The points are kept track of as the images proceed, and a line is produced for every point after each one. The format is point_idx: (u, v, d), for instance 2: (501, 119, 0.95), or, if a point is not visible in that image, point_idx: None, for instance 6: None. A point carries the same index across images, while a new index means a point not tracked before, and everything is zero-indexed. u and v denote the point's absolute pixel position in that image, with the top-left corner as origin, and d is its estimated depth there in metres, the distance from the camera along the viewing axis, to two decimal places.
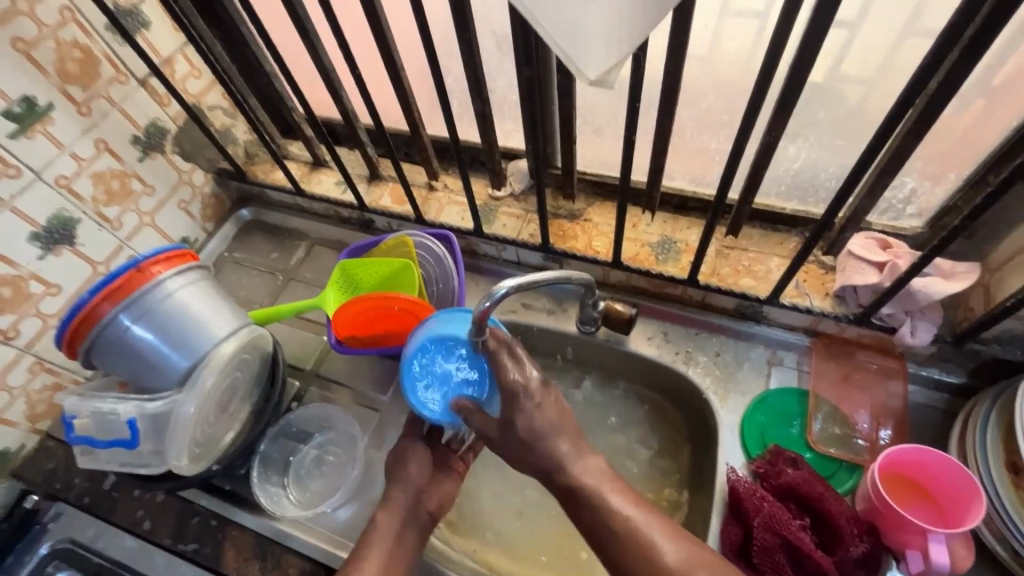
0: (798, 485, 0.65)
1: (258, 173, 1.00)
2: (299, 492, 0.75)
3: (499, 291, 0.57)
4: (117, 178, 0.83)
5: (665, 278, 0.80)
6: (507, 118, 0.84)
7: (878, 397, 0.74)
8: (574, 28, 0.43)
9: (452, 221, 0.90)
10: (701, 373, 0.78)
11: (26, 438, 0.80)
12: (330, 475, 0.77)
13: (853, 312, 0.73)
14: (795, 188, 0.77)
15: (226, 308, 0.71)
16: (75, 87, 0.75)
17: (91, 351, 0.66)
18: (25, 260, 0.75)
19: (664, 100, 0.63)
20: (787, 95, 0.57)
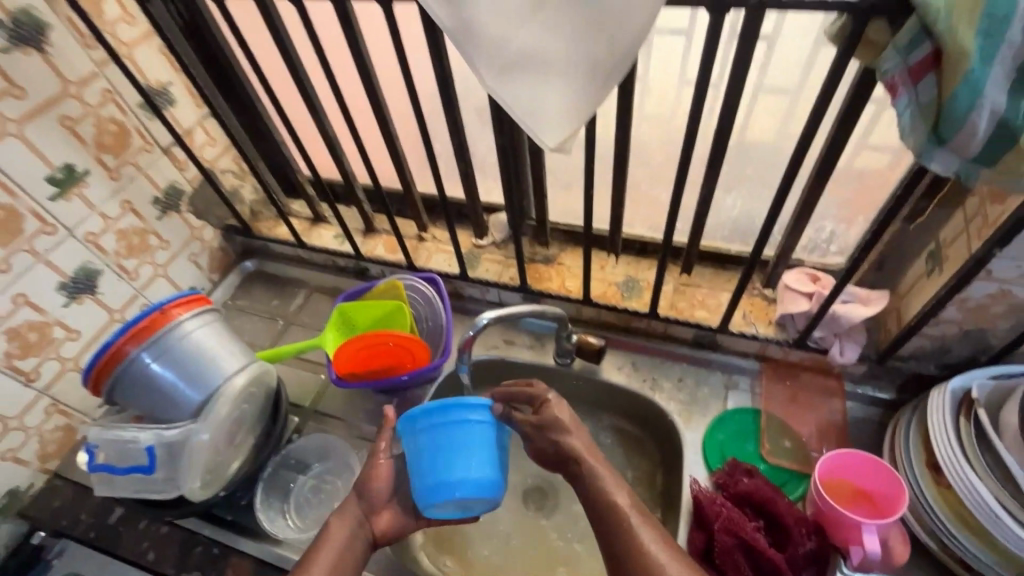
0: (752, 492, 0.73)
1: (262, 227, 1.11)
2: (298, 518, 0.80)
3: (480, 321, 0.71)
4: (137, 234, 0.93)
5: (630, 312, 0.90)
6: (488, 177, 0.97)
7: (823, 413, 0.83)
8: (535, 109, 0.54)
9: (440, 267, 1.00)
10: (667, 397, 0.87)
11: (35, 477, 0.85)
12: (329, 501, 0.82)
13: (792, 336, 0.83)
14: (736, 233, 0.89)
15: (236, 347, 0.79)
16: (108, 155, 0.86)
17: (113, 388, 0.73)
18: (52, 308, 0.82)
19: (618, 162, 0.76)
20: (715, 156, 0.70)
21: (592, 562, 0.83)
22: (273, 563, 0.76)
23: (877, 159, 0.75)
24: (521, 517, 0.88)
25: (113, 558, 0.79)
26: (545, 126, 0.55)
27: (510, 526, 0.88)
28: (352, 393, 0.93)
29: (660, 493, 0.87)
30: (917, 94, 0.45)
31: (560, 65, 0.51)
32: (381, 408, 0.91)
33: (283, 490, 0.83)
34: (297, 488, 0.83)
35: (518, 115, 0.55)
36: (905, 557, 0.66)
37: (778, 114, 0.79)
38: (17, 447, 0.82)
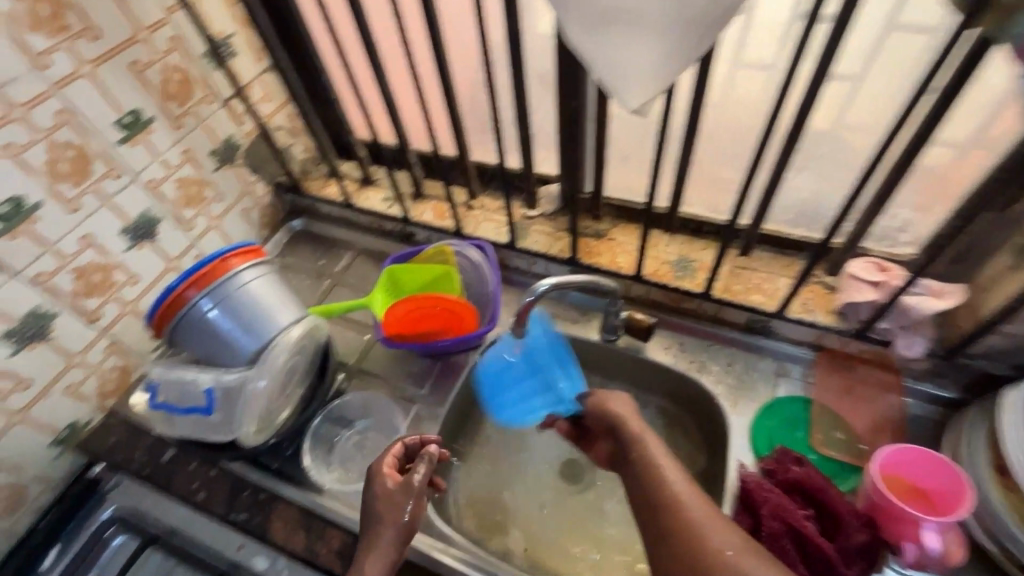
0: (802, 480, 0.71)
1: (312, 187, 1.11)
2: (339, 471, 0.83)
3: (540, 288, 0.71)
4: (195, 185, 0.94)
5: (683, 291, 0.88)
6: (543, 146, 0.95)
7: (878, 408, 0.80)
8: (618, 67, 0.54)
9: (488, 235, 0.99)
10: (715, 380, 0.85)
11: (93, 413, 0.88)
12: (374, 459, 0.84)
13: (854, 326, 0.80)
14: (802, 218, 0.85)
15: (290, 299, 0.80)
16: (173, 104, 0.86)
17: (174, 331, 0.75)
18: (115, 251, 0.84)
19: (688, 132, 0.72)
20: (793, 131, 0.66)
21: (629, 539, 0.83)
22: (315, 512, 0.77)
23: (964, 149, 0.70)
24: (557, 490, 0.88)
25: (164, 495, 0.82)
26: (629, 88, 0.55)
27: (546, 498, 0.88)
28: (396, 355, 0.94)
29: (699, 476, 0.86)
30: None
31: (650, 22, 0.50)
32: (425, 371, 0.91)
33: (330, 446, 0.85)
34: (343, 445, 0.86)
35: (599, 72, 0.54)
36: (962, 558, 0.63)
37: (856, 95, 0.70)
38: (79, 382, 0.85)
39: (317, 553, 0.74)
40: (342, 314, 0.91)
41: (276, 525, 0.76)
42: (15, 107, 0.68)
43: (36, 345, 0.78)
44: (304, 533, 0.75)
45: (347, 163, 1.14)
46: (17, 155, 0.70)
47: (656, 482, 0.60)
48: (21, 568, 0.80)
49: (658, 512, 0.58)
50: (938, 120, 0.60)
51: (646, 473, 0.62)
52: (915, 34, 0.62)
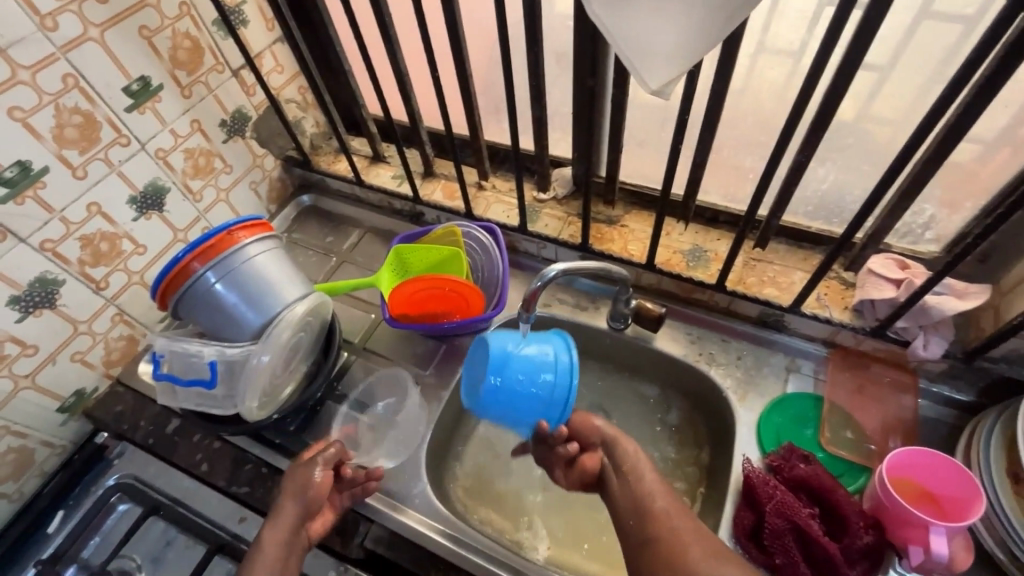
0: (808, 478, 0.70)
1: (322, 162, 1.10)
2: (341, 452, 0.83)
3: (549, 273, 0.69)
4: (204, 156, 0.93)
5: (694, 282, 0.86)
6: (557, 128, 0.92)
7: (890, 408, 0.79)
8: (642, 44, 0.51)
9: (498, 217, 0.97)
10: (723, 373, 0.84)
11: (99, 381, 0.88)
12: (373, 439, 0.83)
13: (870, 324, 0.78)
14: (821, 210, 0.82)
15: (296, 276, 0.79)
16: (181, 72, 0.85)
17: (179, 303, 0.74)
18: (122, 220, 0.84)
19: (709, 116, 0.69)
20: (820, 119, 0.63)
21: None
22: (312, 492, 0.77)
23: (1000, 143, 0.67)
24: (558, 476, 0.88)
25: (169, 465, 0.83)
26: (650, 67, 0.53)
27: (547, 484, 0.87)
28: (401, 335, 0.93)
29: (702, 468, 0.85)
30: None
31: None
32: (430, 352, 0.91)
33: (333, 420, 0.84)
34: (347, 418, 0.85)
35: (621, 49, 0.52)
36: (968, 564, 0.62)
37: (889, 83, 0.67)
38: (86, 350, 0.85)
39: None
40: (349, 292, 0.90)
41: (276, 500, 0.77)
42: (21, 70, 0.67)
43: (43, 312, 0.77)
44: None
45: (357, 139, 1.13)
46: (24, 119, 0.69)
47: (643, 495, 0.64)
48: (28, 530, 0.81)
49: (646, 525, 0.61)
50: (975, 111, 0.57)
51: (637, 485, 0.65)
52: (941, 22, 0.60)
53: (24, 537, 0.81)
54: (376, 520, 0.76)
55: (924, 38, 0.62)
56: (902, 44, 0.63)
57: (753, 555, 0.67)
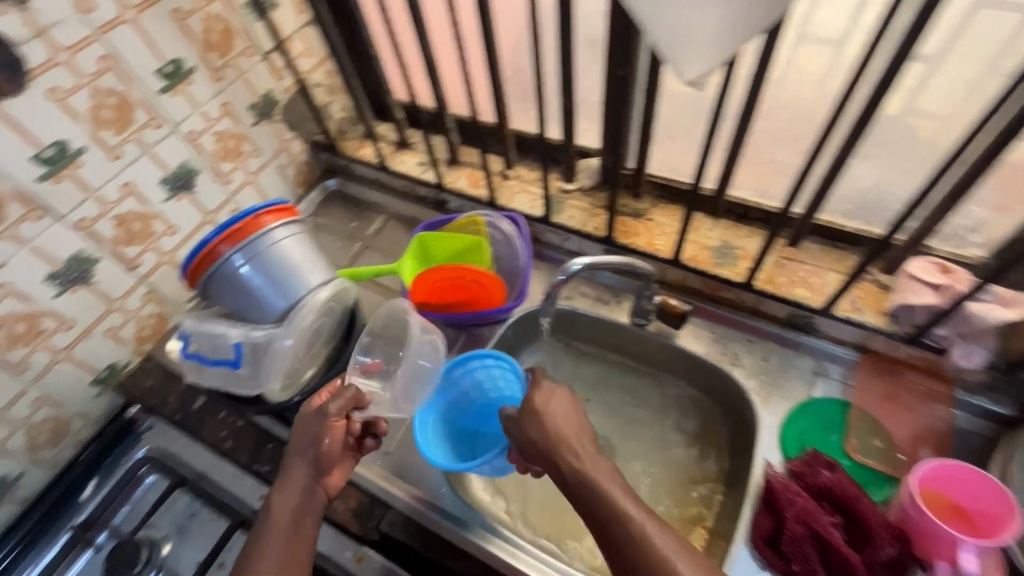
0: (832, 485, 0.68)
1: (348, 147, 1.10)
2: None
3: (572, 267, 0.68)
4: (233, 138, 0.94)
5: (721, 280, 0.83)
6: (585, 117, 0.90)
7: (923, 418, 0.76)
8: (678, 34, 0.49)
9: (522, 207, 0.96)
10: (747, 375, 0.82)
11: (131, 357, 0.91)
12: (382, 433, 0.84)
13: (907, 331, 0.75)
14: (859, 209, 0.79)
15: (320, 261, 0.80)
16: (213, 54, 0.86)
17: (206, 284, 0.75)
18: (155, 200, 0.85)
19: (745, 108, 0.66)
20: (863, 114, 0.60)
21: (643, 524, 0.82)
22: None
23: None
24: None
25: (195, 441, 0.86)
26: (686, 57, 0.51)
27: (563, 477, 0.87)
28: None
29: (720, 469, 0.84)
30: None
31: None
32: (450, 341, 0.91)
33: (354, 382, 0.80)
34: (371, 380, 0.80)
35: (658, 38, 0.50)
36: None
37: (938, 76, 0.63)
38: (119, 326, 0.88)
39: (335, 510, 0.76)
40: (371, 278, 0.90)
41: None
42: (60, 51, 0.68)
43: (79, 288, 0.80)
44: None
45: (384, 124, 1.12)
46: (62, 100, 0.70)
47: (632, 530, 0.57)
48: (63, 496, 0.85)
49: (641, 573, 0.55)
50: None
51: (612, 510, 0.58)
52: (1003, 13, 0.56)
53: (59, 503, 0.84)
54: (392, 504, 0.77)
55: (981, 31, 0.58)
56: (957, 35, 0.60)
57: (772, 562, 0.66)
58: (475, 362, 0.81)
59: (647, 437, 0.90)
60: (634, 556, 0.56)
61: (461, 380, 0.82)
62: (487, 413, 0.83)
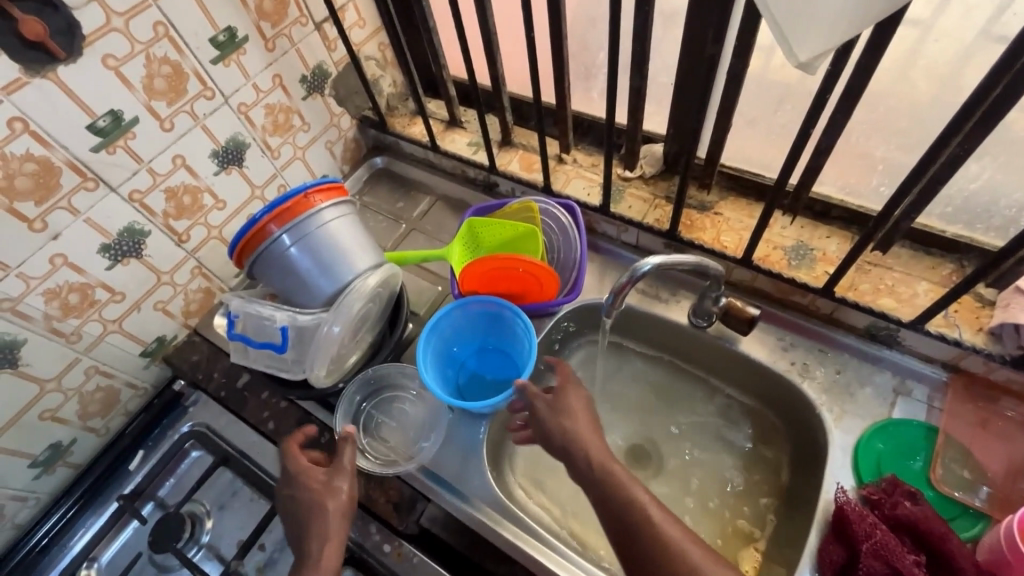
0: (914, 519, 0.62)
1: (397, 124, 1.06)
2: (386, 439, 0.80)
3: (641, 267, 0.62)
4: (283, 112, 0.91)
5: (796, 284, 0.76)
6: (653, 100, 0.83)
7: (1019, 449, 0.68)
8: (796, 7, 0.42)
9: (578, 194, 0.91)
10: (818, 389, 0.75)
11: (179, 330, 0.91)
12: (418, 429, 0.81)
13: (1010, 353, 0.67)
14: (964, 212, 0.70)
15: (367, 245, 0.77)
16: (266, 23, 0.82)
17: (254, 265, 0.74)
18: (205, 173, 0.84)
19: (848, 94, 0.59)
20: (996, 106, 0.52)
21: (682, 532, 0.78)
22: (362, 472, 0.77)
23: None
24: None
25: (239, 418, 0.86)
26: (799, 38, 0.44)
27: None
28: None
29: (780, 484, 0.78)
30: None
31: None
32: None
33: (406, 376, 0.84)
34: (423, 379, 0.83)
35: (773, 13, 0.43)
36: None
37: None
38: (168, 300, 0.87)
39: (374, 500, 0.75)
40: (417, 263, 0.87)
41: None
42: (115, 16, 0.66)
43: (130, 261, 0.80)
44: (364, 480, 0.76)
45: (434, 101, 1.08)
46: (117, 68, 0.69)
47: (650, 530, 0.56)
48: (112, 464, 0.86)
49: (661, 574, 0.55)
50: None
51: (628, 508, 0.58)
52: None
53: (109, 470, 0.86)
54: (434, 499, 0.75)
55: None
56: None
57: None
58: (474, 303, 0.81)
59: (699, 445, 0.85)
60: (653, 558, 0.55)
61: (463, 320, 0.83)
62: (488, 345, 0.86)
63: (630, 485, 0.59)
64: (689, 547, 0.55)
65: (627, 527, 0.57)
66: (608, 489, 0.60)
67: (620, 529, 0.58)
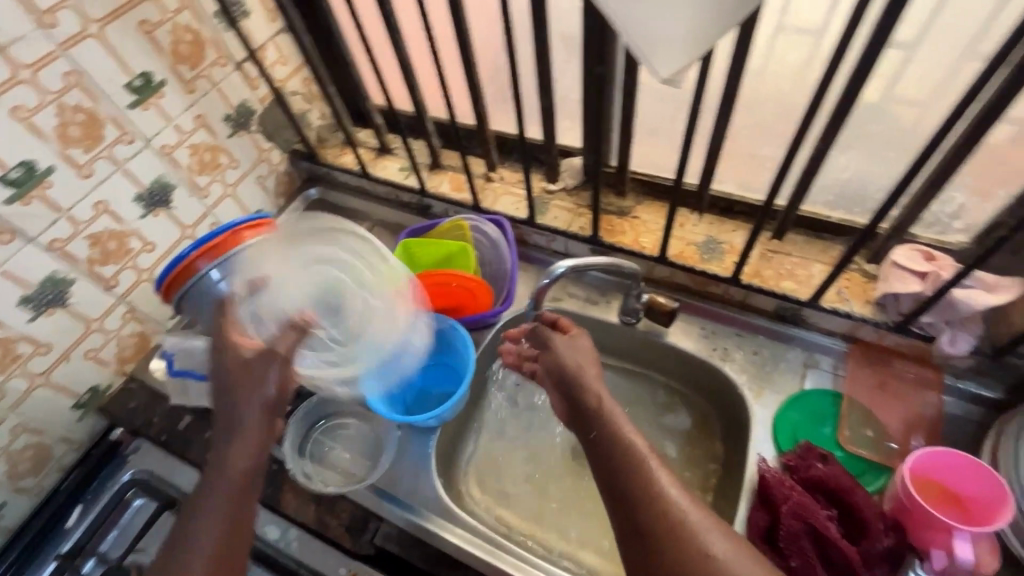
0: (826, 478, 0.68)
1: (328, 155, 1.08)
2: (333, 463, 0.81)
3: (556, 270, 0.67)
4: (209, 151, 0.92)
5: (708, 275, 0.83)
6: (566, 116, 0.89)
7: (914, 405, 0.76)
8: (650, 30, 0.49)
9: (506, 210, 0.95)
10: (738, 370, 0.81)
11: (114, 378, 0.90)
12: (365, 450, 0.82)
13: (893, 319, 0.75)
14: (842, 200, 0.79)
15: (299, 276, 0.78)
16: (184, 66, 0.84)
17: (181, 300, 0.74)
18: (130, 217, 0.84)
19: (724, 103, 0.66)
20: (841, 106, 0.60)
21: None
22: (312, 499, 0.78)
23: None
24: (568, 475, 0.86)
25: (184, 460, 0.85)
26: (658, 55, 0.50)
27: (554, 481, 0.85)
28: None
29: (715, 463, 0.83)
30: None
31: None
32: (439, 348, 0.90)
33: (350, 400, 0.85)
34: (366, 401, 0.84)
35: (630, 36, 0.50)
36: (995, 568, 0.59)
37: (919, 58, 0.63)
38: (99, 348, 0.86)
39: (328, 525, 0.77)
40: None
41: (288, 497, 0.78)
42: (22, 68, 0.66)
43: (55, 311, 0.78)
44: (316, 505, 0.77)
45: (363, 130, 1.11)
46: (28, 118, 0.69)
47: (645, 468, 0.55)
48: (49, 524, 0.83)
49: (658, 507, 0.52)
50: (1010, 95, 0.53)
51: (621, 448, 0.57)
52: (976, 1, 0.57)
53: (45, 531, 0.83)
54: (386, 517, 0.76)
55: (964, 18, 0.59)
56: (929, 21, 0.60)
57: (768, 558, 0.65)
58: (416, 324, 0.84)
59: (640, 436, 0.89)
60: (642, 492, 0.54)
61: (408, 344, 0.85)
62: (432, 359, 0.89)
63: (622, 429, 0.59)
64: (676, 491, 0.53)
65: (617, 471, 0.56)
66: (605, 445, 0.59)
67: (613, 471, 0.56)
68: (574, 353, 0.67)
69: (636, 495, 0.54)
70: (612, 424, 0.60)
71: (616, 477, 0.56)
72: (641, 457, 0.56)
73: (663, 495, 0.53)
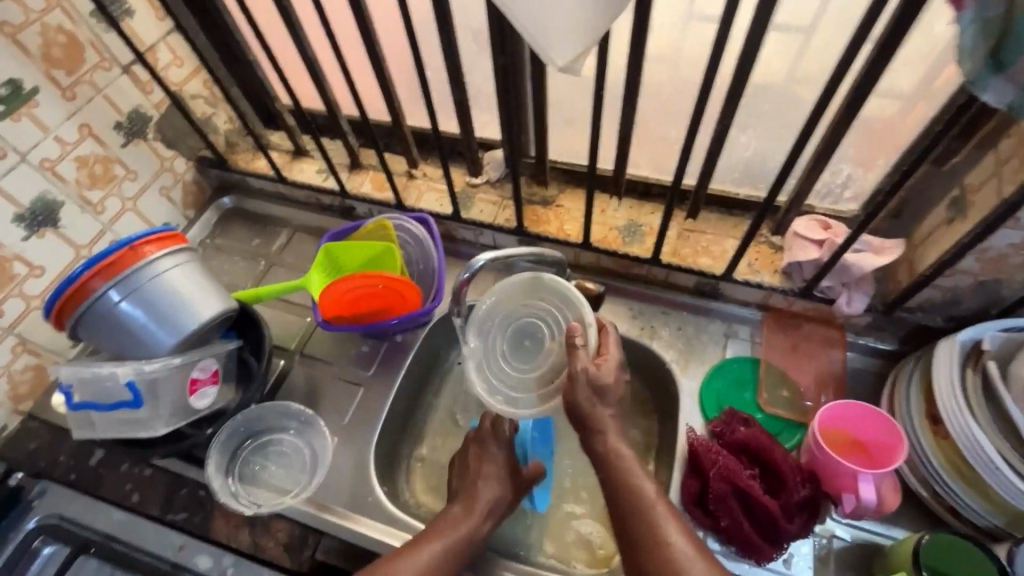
0: (747, 440, 0.72)
1: (239, 160, 1.02)
2: (265, 482, 0.78)
3: (476, 263, 0.65)
4: (100, 163, 0.84)
5: (631, 258, 0.86)
6: (484, 109, 0.90)
7: (822, 364, 0.82)
8: (542, 18, 0.49)
9: (431, 206, 0.94)
10: (665, 345, 0.85)
11: (8, 419, 0.82)
12: (299, 464, 0.79)
13: (798, 286, 0.80)
14: (746, 175, 0.84)
15: (211, 289, 0.74)
16: (59, 71, 0.77)
17: (80, 324, 0.69)
18: (10, 241, 0.76)
19: (628, 90, 0.67)
20: (734, 87, 0.63)
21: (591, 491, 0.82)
22: (244, 522, 0.74)
23: (902, 105, 0.72)
24: None
25: (97, 499, 0.78)
26: (554, 44, 0.51)
27: None
28: (341, 337, 0.90)
29: (653, 439, 0.85)
30: (983, 8, 0.41)
31: None
32: (370, 353, 0.88)
33: (281, 416, 0.81)
34: (299, 413, 0.81)
35: (524, 26, 0.50)
36: (895, 504, 0.65)
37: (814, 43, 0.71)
38: None
39: (264, 547, 0.72)
40: (277, 297, 0.86)
41: (219, 523, 0.74)
42: None
43: None
44: (249, 528, 0.74)
45: (276, 133, 1.06)
46: None
47: (642, 509, 0.57)
48: None
49: (644, 547, 0.56)
50: (877, 71, 0.58)
51: (625, 491, 0.59)
52: None
53: None
54: (325, 530, 0.74)
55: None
56: None
57: (700, 520, 0.69)
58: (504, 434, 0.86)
59: None
60: (636, 530, 0.57)
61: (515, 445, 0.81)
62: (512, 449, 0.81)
63: (631, 467, 0.60)
64: (675, 534, 0.56)
65: (624, 515, 0.58)
66: (617, 493, 0.59)
67: (623, 516, 0.58)
68: (596, 378, 0.62)
69: (631, 535, 0.57)
70: (619, 468, 0.60)
71: (623, 524, 0.58)
72: (642, 508, 0.57)
73: (663, 540, 0.55)
